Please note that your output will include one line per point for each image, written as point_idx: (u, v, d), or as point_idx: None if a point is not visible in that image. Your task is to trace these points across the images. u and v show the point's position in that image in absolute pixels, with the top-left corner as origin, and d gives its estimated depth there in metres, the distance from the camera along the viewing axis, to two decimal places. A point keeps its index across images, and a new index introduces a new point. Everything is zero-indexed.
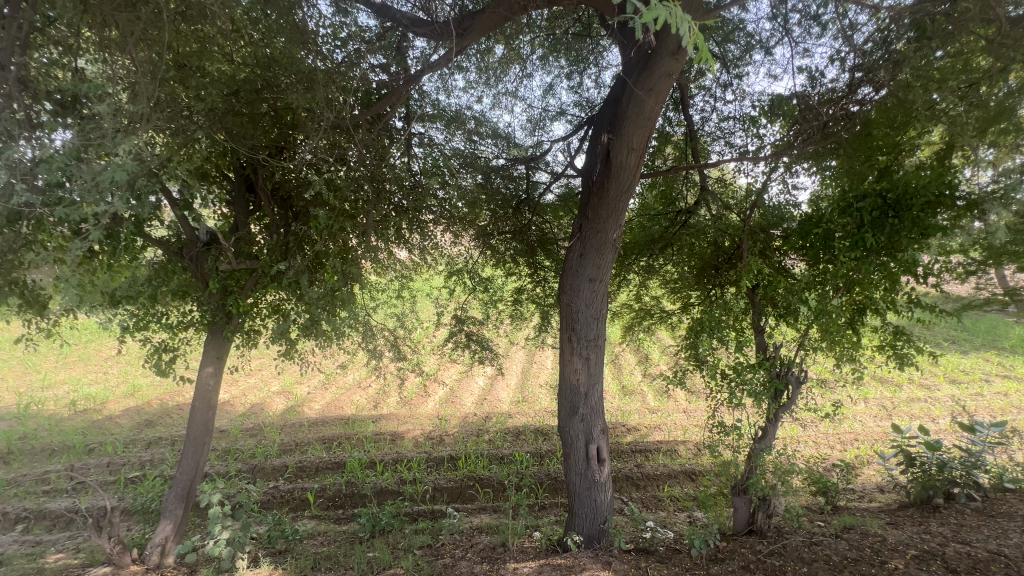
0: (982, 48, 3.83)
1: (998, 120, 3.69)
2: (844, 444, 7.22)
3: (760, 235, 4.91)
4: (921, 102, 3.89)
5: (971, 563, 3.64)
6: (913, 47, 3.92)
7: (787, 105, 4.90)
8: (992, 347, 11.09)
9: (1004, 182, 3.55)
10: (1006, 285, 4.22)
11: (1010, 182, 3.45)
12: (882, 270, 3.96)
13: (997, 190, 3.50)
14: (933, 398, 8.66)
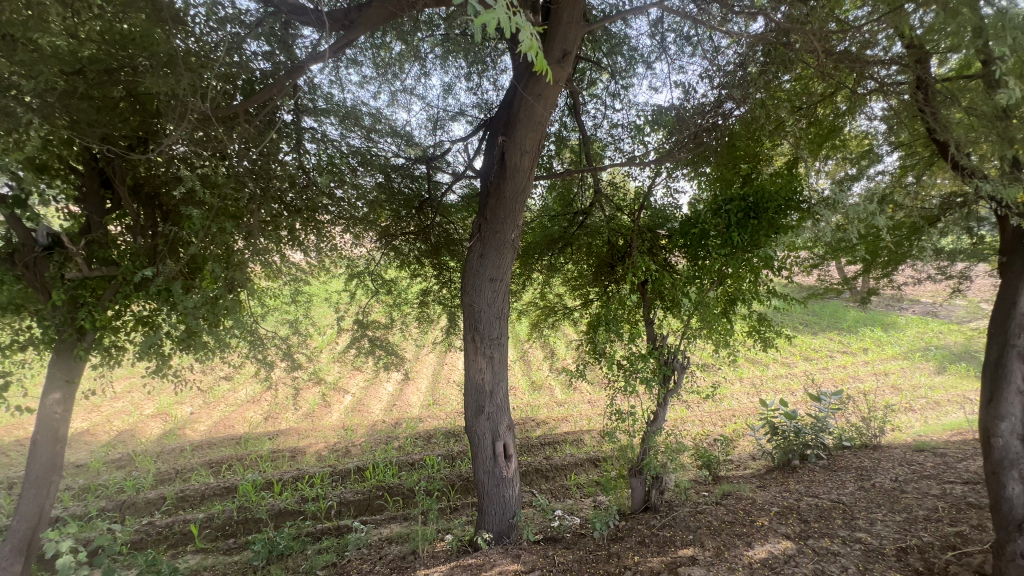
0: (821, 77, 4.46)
1: (830, 138, 4.62)
2: (724, 420, 8.13)
3: (647, 234, 5.27)
4: (771, 119, 4.47)
5: (819, 513, 4.28)
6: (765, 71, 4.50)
7: (667, 116, 5.35)
8: (834, 328, 13.17)
9: (834, 192, 4.14)
10: (841, 276, 5.14)
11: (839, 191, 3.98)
12: (747, 265, 4.50)
13: (830, 198, 4.03)
14: (792, 374, 10.07)
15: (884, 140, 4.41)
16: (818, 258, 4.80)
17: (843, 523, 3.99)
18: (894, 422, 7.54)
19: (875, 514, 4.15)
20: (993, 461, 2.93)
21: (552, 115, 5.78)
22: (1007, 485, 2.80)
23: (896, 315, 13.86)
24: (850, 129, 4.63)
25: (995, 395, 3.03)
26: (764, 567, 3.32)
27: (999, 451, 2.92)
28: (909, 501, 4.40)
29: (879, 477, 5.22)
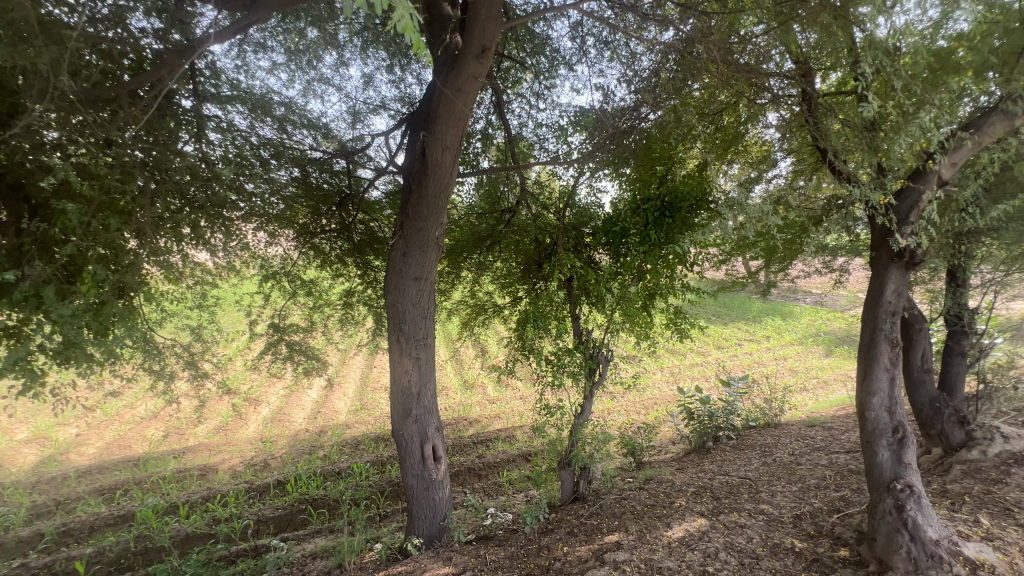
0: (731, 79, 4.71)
1: (734, 143, 5.02)
2: (647, 408, 8.59)
3: (571, 232, 5.40)
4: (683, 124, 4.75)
5: (728, 489, 4.64)
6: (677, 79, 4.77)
7: (588, 118, 5.54)
8: (741, 318, 14.39)
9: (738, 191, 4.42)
10: (746, 270, 5.59)
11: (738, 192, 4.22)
12: (663, 261, 4.76)
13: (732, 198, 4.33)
14: (706, 362, 10.86)
15: (780, 148, 4.83)
16: (726, 255, 5.18)
17: (749, 497, 4.36)
18: (791, 401, 8.39)
19: (775, 486, 4.58)
20: (867, 433, 3.17)
21: (478, 113, 5.73)
22: (879, 454, 3.08)
23: (792, 305, 15.42)
24: (750, 136, 5.05)
25: (869, 371, 3.23)
26: (682, 544, 3.53)
27: (872, 423, 3.15)
28: (803, 472, 4.90)
29: (778, 452, 5.77)
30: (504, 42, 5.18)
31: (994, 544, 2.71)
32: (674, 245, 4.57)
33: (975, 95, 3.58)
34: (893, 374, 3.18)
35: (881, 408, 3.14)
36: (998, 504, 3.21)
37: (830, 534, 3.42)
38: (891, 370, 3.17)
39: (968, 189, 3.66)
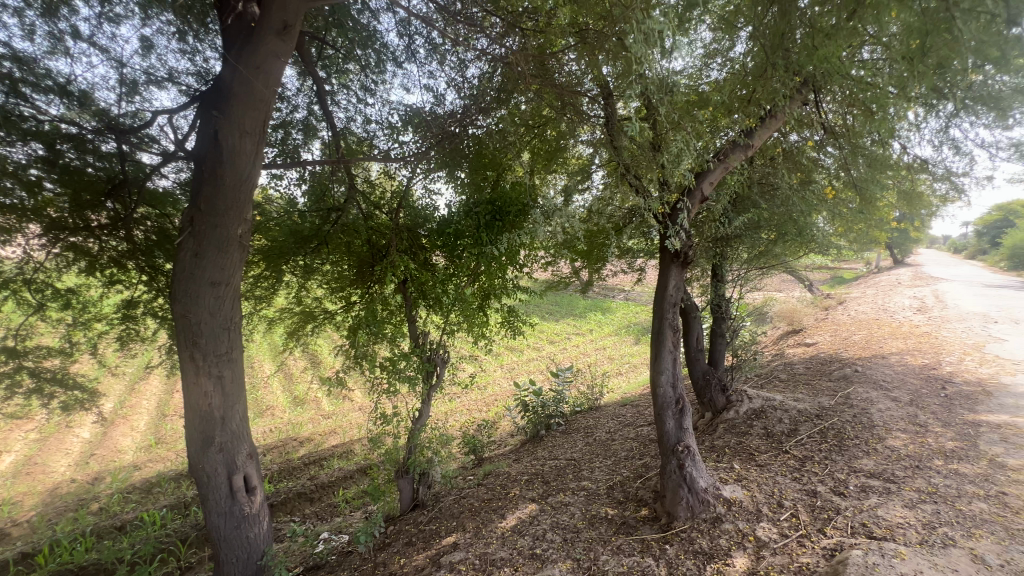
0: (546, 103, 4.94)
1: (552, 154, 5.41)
2: (488, 405, 8.90)
3: (405, 234, 5.19)
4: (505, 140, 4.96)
5: (557, 472, 5.05)
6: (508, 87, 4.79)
7: (418, 118, 5.35)
8: (569, 314, 15.96)
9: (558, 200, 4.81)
10: (567, 270, 6.17)
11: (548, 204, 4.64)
12: (496, 261, 4.91)
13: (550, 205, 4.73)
14: (540, 356, 11.74)
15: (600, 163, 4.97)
16: (551, 257, 5.63)
17: (573, 477, 4.81)
18: (609, 385, 9.57)
19: (594, 463, 5.14)
20: (658, 406, 3.73)
21: (294, 101, 4.96)
22: (667, 423, 3.66)
23: (610, 301, 17.64)
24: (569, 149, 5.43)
25: (657, 352, 3.82)
26: (514, 532, 3.70)
27: (661, 397, 3.73)
28: (616, 446, 5.62)
29: (598, 432, 6.51)
30: (325, 27, 4.75)
31: (742, 483, 3.44)
32: (497, 246, 4.80)
33: (726, 130, 4.50)
34: (675, 354, 3.81)
35: (667, 384, 3.74)
36: (745, 451, 4.09)
37: (634, 497, 3.95)
38: (673, 351, 3.79)
39: (721, 204, 4.60)
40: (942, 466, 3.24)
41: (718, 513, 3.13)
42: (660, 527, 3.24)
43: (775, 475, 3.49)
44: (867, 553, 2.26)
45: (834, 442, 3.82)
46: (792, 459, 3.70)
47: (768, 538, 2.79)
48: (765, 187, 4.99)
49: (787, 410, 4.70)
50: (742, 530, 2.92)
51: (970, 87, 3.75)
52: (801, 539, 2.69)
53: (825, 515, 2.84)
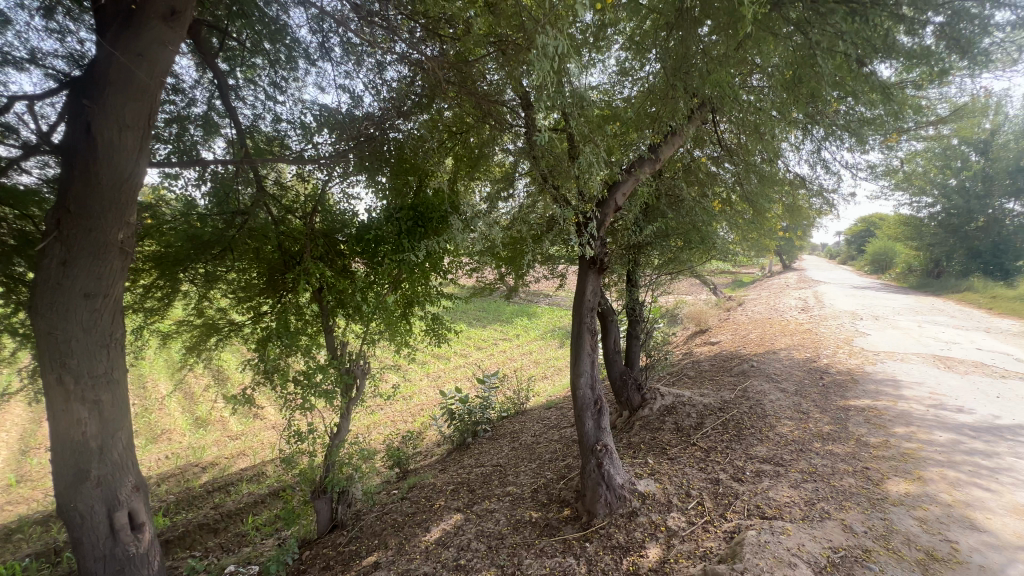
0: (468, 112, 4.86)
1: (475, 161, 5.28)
2: (414, 415, 8.67)
3: (321, 239, 4.84)
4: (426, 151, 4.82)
5: (483, 480, 5.04)
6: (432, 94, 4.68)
7: (334, 120, 4.85)
8: (497, 320, 16.05)
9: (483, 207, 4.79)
10: (492, 276, 6.20)
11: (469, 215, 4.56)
12: (420, 268, 4.78)
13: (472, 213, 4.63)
14: (468, 362, 11.67)
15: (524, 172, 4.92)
16: (475, 263, 5.61)
17: (498, 483, 4.82)
18: (535, 389, 9.74)
19: (520, 467, 5.19)
20: (578, 407, 3.86)
21: (193, 94, 4.46)
22: (587, 423, 3.79)
23: (536, 306, 18.00)
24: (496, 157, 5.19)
25: (577, 355, 3.95)
26: (438, 545, 3.63)
27: (581, 398, 3.86)
28: (541, 449, 5.72)
29: (524, 436, 6.60)
30: (226, 17, 4.26)
31: (655, 476, 3.65)
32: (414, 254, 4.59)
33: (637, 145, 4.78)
34: (594, 356, 3.96)
35: (586, 385, 3.89)
36: (658, 446, 4.35)
37: (557, 498, 4.04)
38: (591, 353, 3.95)
39: (633, 213, 4.89)
40: (821, 448, 3.65)
41: (633, 507, 3.29)
42: (581, 526, 3.35)
43: (684, 467, 3.74)
44: (760, 532, 2.49)
45: (734, 432, 4.18)
46: (699, 451, 3.99)
47: (677, 527, 2.97)
48: (672, 199, 5.38)
49: (695, 405, 5.07)
50: (655, 521, 3.10)
51: (836, 115, 4.30)
52: (706, 525, 2.90)
53: (726, 501, 3.09)
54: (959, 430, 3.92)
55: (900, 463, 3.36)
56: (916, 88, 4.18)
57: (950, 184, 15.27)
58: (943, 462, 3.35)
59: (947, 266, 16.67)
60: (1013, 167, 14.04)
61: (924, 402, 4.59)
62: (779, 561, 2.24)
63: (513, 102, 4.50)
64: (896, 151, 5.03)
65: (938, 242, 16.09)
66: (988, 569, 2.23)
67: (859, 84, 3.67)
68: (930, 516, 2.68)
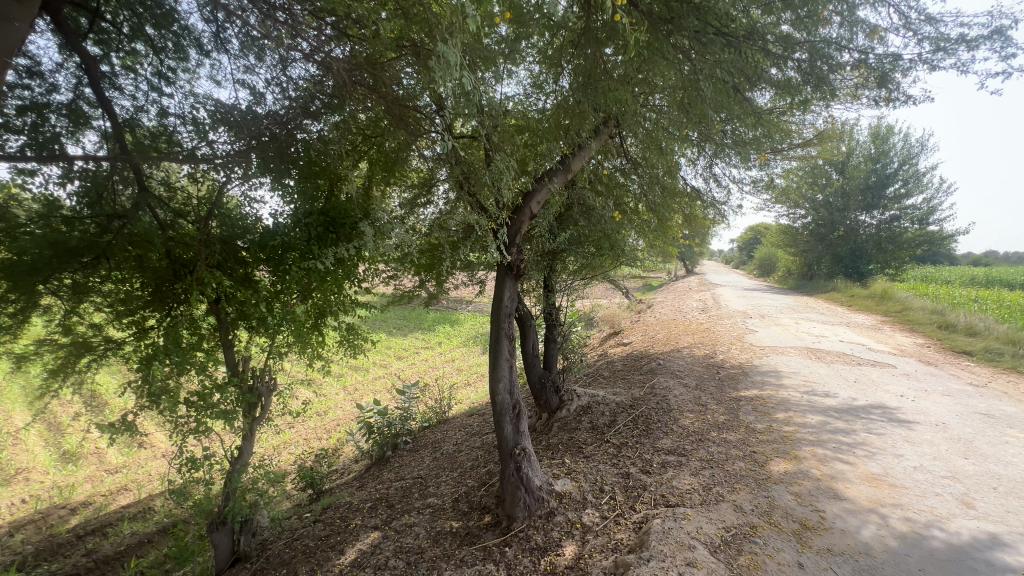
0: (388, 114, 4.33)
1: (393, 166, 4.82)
2: (329, 432, 8.21)
3: (217, 246, 4.19)
4: (336, 152, 4.34)
5: (402, 494, 4.89)
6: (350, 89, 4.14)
7: (235, 113, 4.16)
8: (418, 328, 15.72)
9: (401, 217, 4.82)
10: (410, 284, 6.05)
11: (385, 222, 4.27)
12: (333, 277, 4.48)
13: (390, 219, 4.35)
14: (387, 372, 11.29)
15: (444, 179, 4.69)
16: (394, 271, 5.42)
17: (418, 495, 4.71)
18: (457, 396, 9.66)
19: (441, 477, 5.12)
20: (497, 413, 3.89)
21: (59, 80, 3.84)
22: (505, 428, 3.83)
23: (459, 312, 17.90)
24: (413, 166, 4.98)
25: (495, 361, 3.98)
26: (353, 567, 3.48)
27: (500, 404, 3.90)
28: (462, 457, 5.69)
29: (445, 445, 6.51)
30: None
31: (571, 475, 3.77)
32: (320, 261, 4.12)
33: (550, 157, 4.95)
34: (511, 362, 4.02)
35: (505, 390, 3.93)
36: (575, 445, 4.51)
37: (478, 505, 4.03)
38: (509, 359, 4.00)
39: (548, 221, 5.06)
40: (717, 437, 4.01)
41: (551, 507, 3.37)
42: (501, 531, 3.37)
43: (598, 464, 3.91)
44: (664, 520, 2.67)
45: (643, 427, 4.45)
46: (611, 447, 4.20)
47: (592, 523, 3.09)
48: (584, 208, 5.64)
49: (608, 403, 5.34)
50: (571, 519, 3.20)
51: (724, 135, 4.77)
52: (617, 518, 3.05)
53: (636, 493, 3.27)
54: (826, 412, 4.51)
55: (780, 445, 3.78)
56: (786, 115, 4.77)
57: (817, 199, 17.61)
58: (813, 441, 3.82)
59: (817, 270, 19.15)
60: (864, 185, 16.55)
61: (799, 389, 5.22)
62: (681, 545, 2.42)
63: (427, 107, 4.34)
64: (773, 169, 5.69)
65: (809, 248, 18.44)
66: (846, 531, 2.58)
67: (741, 108, 4.11)
68: (803, 490, 3.04)
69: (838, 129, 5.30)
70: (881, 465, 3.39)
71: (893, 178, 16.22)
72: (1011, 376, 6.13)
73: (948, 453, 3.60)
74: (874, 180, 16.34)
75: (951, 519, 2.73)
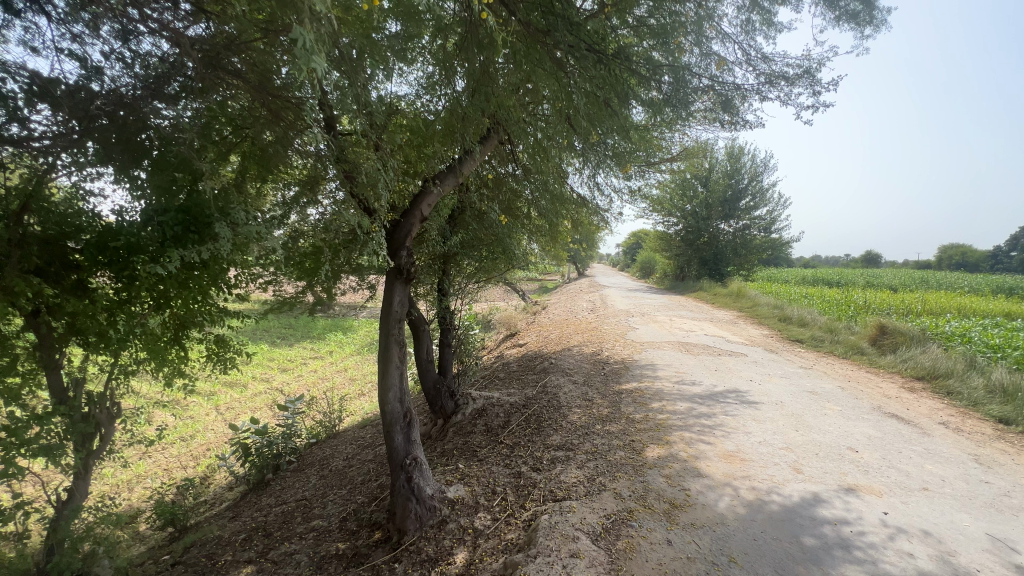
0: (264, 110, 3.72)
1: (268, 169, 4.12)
2: (196, 459, 7.22)
3: (39, 249, 3.36)
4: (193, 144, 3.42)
5: (282, 520, 4.46)
6: (212, 74, 3.54)
7: (59, 90, 3.32)
8: (306, 337, 14.56)
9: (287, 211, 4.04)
10: (293, 291, 5.47)
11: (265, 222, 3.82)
12: (198, 285, 3.88)
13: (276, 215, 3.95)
14: (270, 387, 10.28)
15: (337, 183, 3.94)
16: (273, 276, 4.89)
17: (301, 520, 4.33)
18: (349, 408, 9.13)
19: (328, 497, 4.77)
20: (387, 422, 3.75)
21: None
22: (396, 438, 3.72)
23: (352, 319, 16.96)
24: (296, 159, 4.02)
25: (385, 370, 3.81)
26: None
27: (389, 413, 3.76)
28: (353, 472, 5.36)
29: (334, 462, 6.09)
30: None
31: (464, 480, 3.76)
32: (165, 265, 3.27)
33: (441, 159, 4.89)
34: (401, 369, 3.88)
35: (395, 399, 3.80)
36: (469, 449, 4.51)
37: (369, 522, 3.82)
38: (399, 365, 3.87)
39: (439, 223, 4.97)
40: (601, 429, 4.26)
41: (443, 515, 3.34)
42: (391, 547, 3.27)
43: (490, 466, 3.94)
44: (551, 515, 2.76)
45: (535, 425, 4.59)
46: (504, 448, 4.26)
47: (483, 526, 3.08)
48: (477, 212, 5.67)
49: (503, 404, 5.42)
50: (463, 525, 3.16)
51: (605, 147, 5.11)
52: (508, 518, 3.06)
53: (526, 492, 3.32)
54: (692, 399, 5.04)
55: (655, 432, 4.13)
56: (657, 132, 5.26)
57: (687, 209, 19.76)
58: (682, 427, 4.24)
59: (687, 272, 21.48)
60: (722, 198, 18.98)
61: (671, 380, 5.78)
62: (566, 538, 2.51)
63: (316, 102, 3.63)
64: (647, 181, 6.25)
65: (681, 253, 20.61)
66: (707, 505, 2.89)
67: (619, 122, 4.45)
68: (673, 471, 3.35)
69: (698, 148, 5.98)
70: (734, 443, 3.87)
71: (744, 192, 18.83)
72: (829, 358, 7.44)
73: (785, 427, 4.23)
74: (730, 194, 18.83)
75: (786, 484, 3.20)
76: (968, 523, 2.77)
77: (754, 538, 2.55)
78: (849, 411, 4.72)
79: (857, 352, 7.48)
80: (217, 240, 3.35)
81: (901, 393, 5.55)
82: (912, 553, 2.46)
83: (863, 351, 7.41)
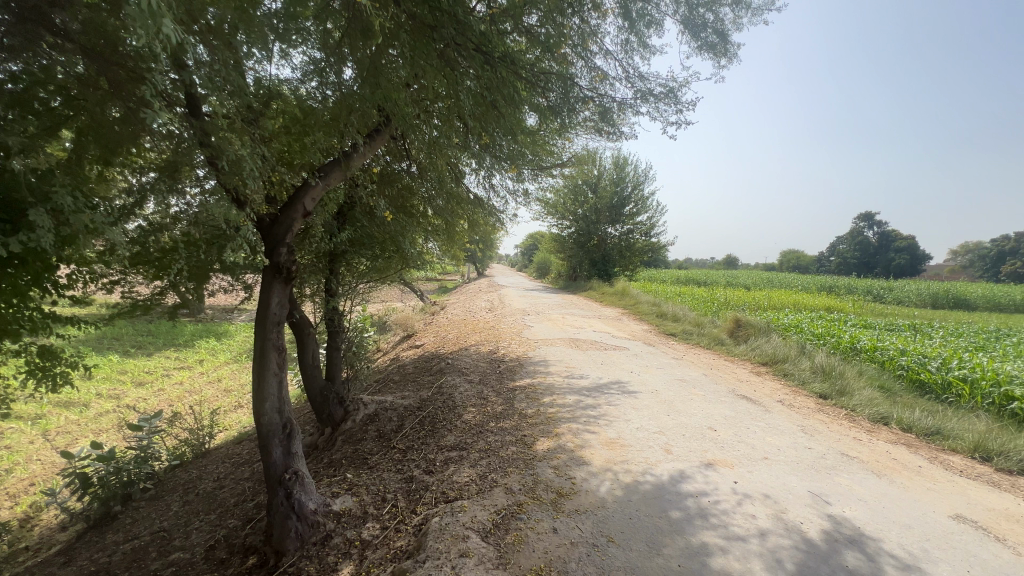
0: (107, 78, 3.03)
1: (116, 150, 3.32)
2: (15, 497, 5.90)
3: None
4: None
5: (132, 558, 3.85)
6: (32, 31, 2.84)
7: None
8: (170, 345, 12.70)
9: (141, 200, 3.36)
10: (148, 291, 4.56)
11: (108, 212, 3.19)
12: (12, 285, 3.16)
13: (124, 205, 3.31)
14: (120, 404, 8.79)
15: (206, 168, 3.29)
16: (121, 274, 4.15)
17: (156, 555, 3.78)
18: (223, 422, 8.17)
19: (192, 525, 4.22)
20: (263, 435, 3.44)
21: None
22: (273, 452, 3.43)
23: (228, 324, 15.24)
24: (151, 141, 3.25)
25: (261, 377, 3.49)
26: None
27: (266, 425, 3.45)
28: (224, 494, 4.81)
29: (202, 484, 5.40)
30: None
31: (352, 491, 3.57)
32: None
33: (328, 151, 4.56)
34: (280, 376, 3.58)
35: (273, 410, 3.49)
36: (359, 457, 4.29)
37: (242, 548, 3.44)
38: (278, 372, 3.56)
39: (324, 218, 4.65)
40: (494, 427, 4.32)
41: (328, 530, 3.14)
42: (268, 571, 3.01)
43: (381, 472, 3.79)
44: (442, 517, 2.72)
45: (429, 427, 4.50)
46: (396, 453, 4.13)
47: (371, 537, 2.93)
48: (367, 208, 5.42)
49: (396, 407, 5.23)
50: (350, 538, 2.99)
51: (498, 148, 5.19)
52: (397, 525, 2.96)
53: (417, 495, 3.24)
54: (580, 392, 5.34)
55: (545, 425, 4.30)
56: (548, 138, 5.48)
57: (578, 213, 20.96)
58: (570, 419, 4.46)
59: (579, 273, 22.73)
60: (609, 204, 20.44)
61: (561, 375, 6.07)
62: (455, 538, 2.50)
63: (171, 81, 3.03)
64: (540, 184, 6.48)
65: (573, 255, 21.77)
66: (589, 491, 3.08)
67: (511, 123, 4.55)
68: (560, 462, 3.52)
69: (587, 155, 6.36)
70: (616, 430, 4.18)
71: (628, 199, 20.46)
72: (697, 349, 8.38)
73: (658, 413, 4.67)
74: (616, 201, 20.39)
75: (658, 464, 3.52)
76: (795, 483, 3.31)
77: (629, 516, 2.78)
78: (710, 395, 5.35)
79: (718, 343, 8.52)
80: (36, 230, 2.70)
81: (751, 377, 6.44)
82: (755, 514, 2.86)
83: (723, 342, 8.47)
